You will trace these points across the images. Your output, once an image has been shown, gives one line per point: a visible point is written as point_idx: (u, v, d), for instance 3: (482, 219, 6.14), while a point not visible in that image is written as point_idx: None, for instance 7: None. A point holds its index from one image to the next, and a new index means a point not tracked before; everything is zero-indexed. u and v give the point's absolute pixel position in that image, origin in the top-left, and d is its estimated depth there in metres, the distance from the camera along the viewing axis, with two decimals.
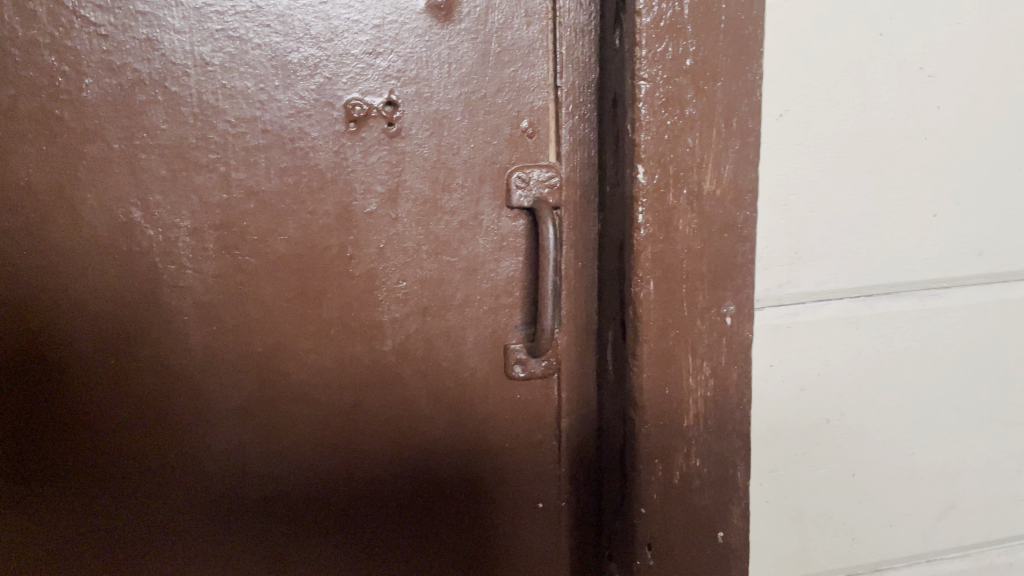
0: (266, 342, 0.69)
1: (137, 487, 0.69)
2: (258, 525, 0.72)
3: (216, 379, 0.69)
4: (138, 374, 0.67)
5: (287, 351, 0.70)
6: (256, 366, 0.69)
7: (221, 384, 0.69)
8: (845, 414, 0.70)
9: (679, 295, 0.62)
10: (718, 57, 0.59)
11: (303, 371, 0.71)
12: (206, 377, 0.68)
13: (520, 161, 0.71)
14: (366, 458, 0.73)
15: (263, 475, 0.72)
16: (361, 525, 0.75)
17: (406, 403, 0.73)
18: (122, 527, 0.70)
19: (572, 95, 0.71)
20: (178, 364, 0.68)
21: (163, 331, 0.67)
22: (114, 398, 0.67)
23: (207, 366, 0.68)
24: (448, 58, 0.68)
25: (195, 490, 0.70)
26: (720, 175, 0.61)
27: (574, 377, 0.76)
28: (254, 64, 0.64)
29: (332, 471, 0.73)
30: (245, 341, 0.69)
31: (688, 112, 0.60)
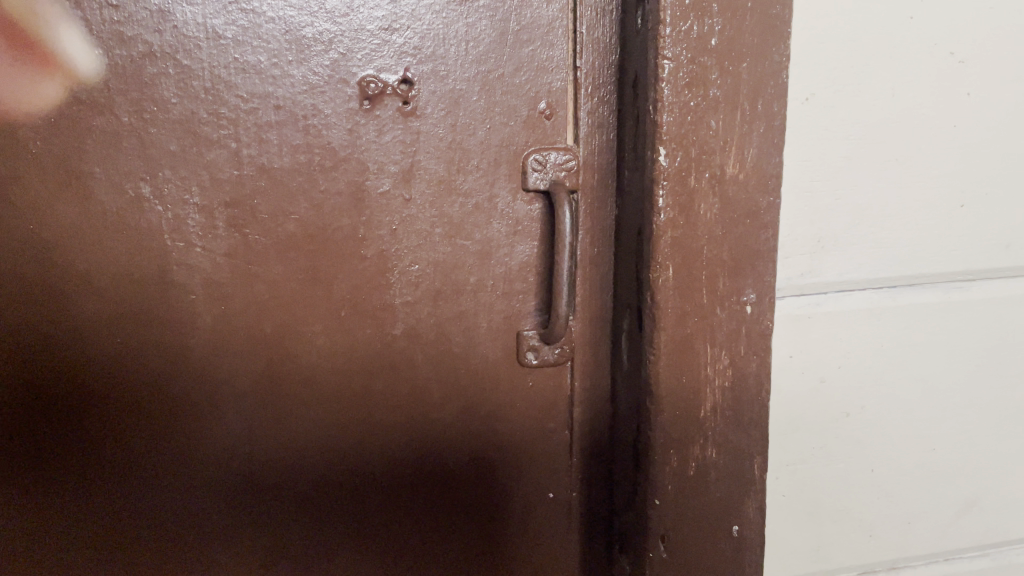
0: (275, 324, 0.68)
1: (143, 469, 0.68)
2: (265, 509, 0.71)
3: (224, 360, 0.68)
4: (145, 356, 0.66)
5: (296, 333, 0.69)
6: (264, 348, 0.68)
7: (229, 365, 0.68)
8: (865, 408, 0.69)
9: (699, 282, 0.61)
10: (744, 36, 0.58)
11: (312, 354, 0.69)
12: (214, 358, 0.67)
13: (537, 143, 0.69)
14: (375, 444, 0.72)
15: (271, 458, 0.71)
16: (369, 511, 0.74)
17: (417, 389, 0.72)
18: (129, 509, 0.69)
19: (592, 76, 0.69)
20: (186, 345, 0.67)
21: (171, 310, 0.66)
22: (122, 379, 0.66)
23: (215, 347, 0.67)
24: (466, 36, 0.66)
25: (201, 473, 0.69)
26: (744, 159, 0.60)
27: (588, 365, 0.75)
28: (267, 38, 0.62)
29: (341, 456, 0.72)
30: (254, 322, 0.68)
31: (712, 93, 0.58)
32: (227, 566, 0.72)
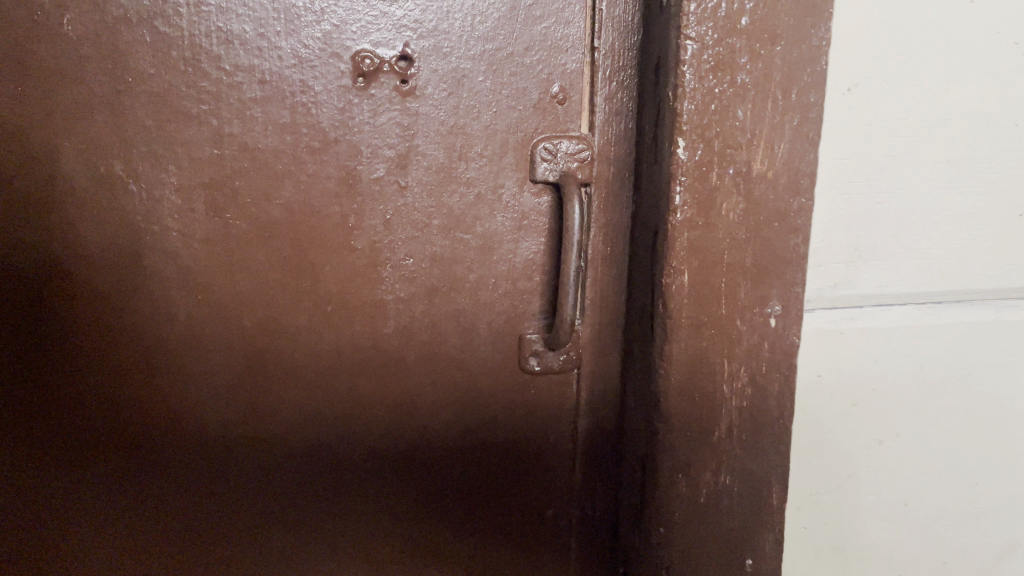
0: (256, 318, 0.63)
1: (114, 463, 0.64)
2: (244, 507, 0.67)
3: (201, 354, 0.63)
4: (117, 339, 0.61)
5: (280, 328, 0.64)
6: (243, 337, 0.63)
7: (207, 360, 0.63)
8: (900, 435, 0.62)
9: (717, 291, 0.54)
10: (780, 16, 0.51)
11: (296, 350, 0.64)
12: (191, 353, 0.63)
13: (547, 130, 0.63)
14: (362, 445, 0.67)
15: (250, 454, 0.66)
16: (354, 515, 0.69)
17: (410, 392, 0.67)
18: (97, 502, 0.64)
19: (610, 59, 0.63)
20: (162, 338, 0.62)
21: (146, 299, 0.61)
22: (94, 370, 0.62)
23: (193, 340, 0.62)
24: (473, 10, 0.60)
25: (178, 471, 0.65)
26: (774, 154, 0.53)
27: (595, 375, 0.69)
28: (253, 6, 0.57)
29: (325, 457, 0.67)
30: (234, 315, 0.63)
31: (740, 79, 0.51)
32: (202, 565, 0.68)
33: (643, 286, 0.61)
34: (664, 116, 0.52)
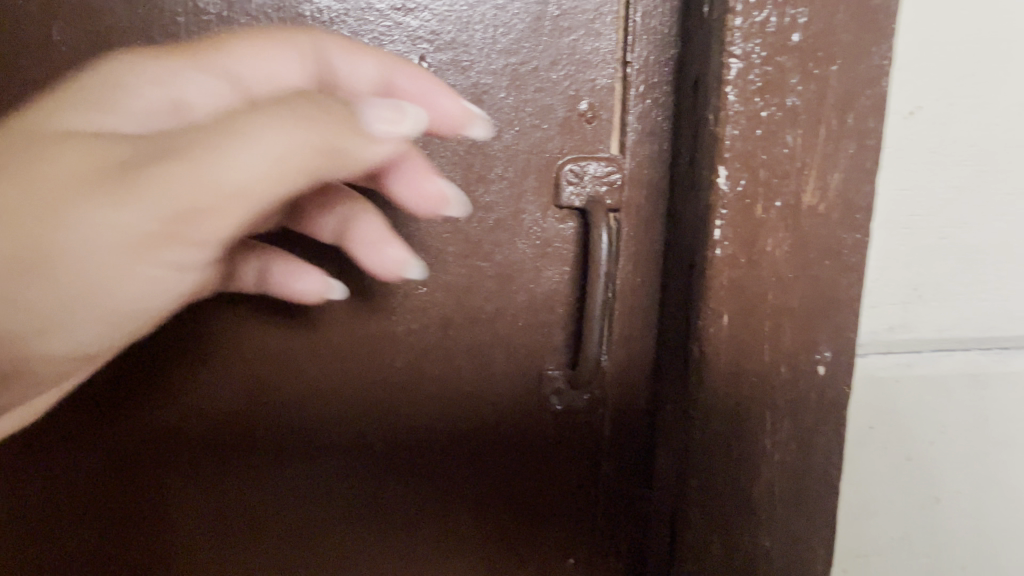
0: (298, 375, 0.61)
1: (161, 506, 0.64)
2: (280, 546, 0.66)
3: (246, 410, 0.62)
4: (140, 370, 0.60)
5: (322, 386, 0.61)
6: (236, 357, 0.60)
7: (251, 415, 0.62)
8: (960, 492, 0.56)
9: (759, 335, 0.49)
10: (837, 32, 0.45)
11: (308, 387, 0.61)
12: (236, 408, 0.62)
13: (574, 152, 0.58)
14: (373, 479, 0.64)
15: (290, 505, 0.65)
16: (361, 542, 0.66)
17: (421, 428, 0.63)
18: (144, 540, 0.65)
19: (644, 74, 0.57)
20: (209, 393, 0.61)
21: (193, 354, 0.60)
22: (141, 420, 0.61)
23: (239, 395, 0.61)
24: (495, 20, 0.56)
25: (221, 516, 0.65)
26: (826, 186, 0.47)
27: (623, 418, 0.63)
28: (257, 16, 0.54)
29: (325, 481, 0.64)
30: (277, 372, 0.61)
31: (791, 102, 0.46)
32: None
33: (677, 325, 0.56)
34: (705, 140, 0.48)
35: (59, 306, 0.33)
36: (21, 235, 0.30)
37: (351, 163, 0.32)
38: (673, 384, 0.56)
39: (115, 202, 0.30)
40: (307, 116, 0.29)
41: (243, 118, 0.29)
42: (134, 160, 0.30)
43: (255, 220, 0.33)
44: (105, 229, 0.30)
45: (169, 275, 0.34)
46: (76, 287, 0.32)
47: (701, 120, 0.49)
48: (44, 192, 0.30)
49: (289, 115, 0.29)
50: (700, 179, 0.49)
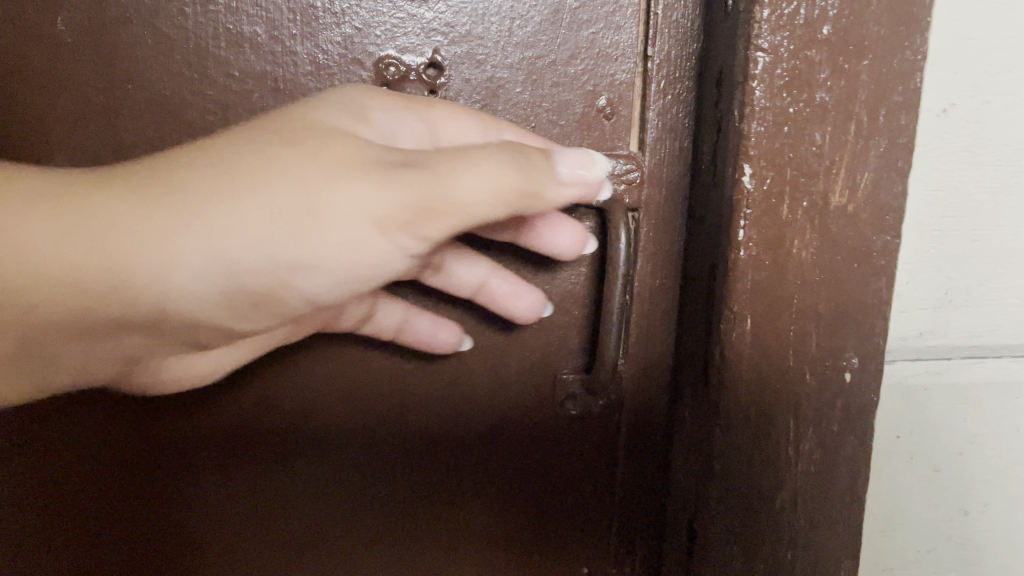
0: (357, 419, 0.61)
1: (221, 551, 0.64)
2: None
3: (308, 455, 0.61)
4: (206, 419, 0.60)
5: (382, 430, 0.61)
6: (276, 391, 0.60)
7: (313, 460, 0.62)
8: (990, 506, 0.54)
9: (784, 340, 0.47)
10: (869, 25, 0.43)
11: (347, 417, 0.61)
12: (299, 454, 0.61)
13: (592, 149, 0.57)
14: (386, 490, 0.63)
15: (344, 545, 0.64)
16: (368, 550, 0.65)
17: (433, 434, 0.61)
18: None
19: (665, 69, 0.55)
20: (272, 439, 0.61)
21: (256, 402, 0.60)
22: (207, 469, 0.61)
23: (301, 441, 0.61)
24: (512, 13, 0.54)
25: (276, 559, 0.64)
26: (856, 185, 0.45)
27: (639, 424, 0.61)
28: (266, 6, 0.52)
29: (326, 494, 0.63)
30: (338, 418, 0.60)
31: (820, 98, 0.44)
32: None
33: (698, 330, 0.54)
34: (729, 138, 0.46)
35: (298, 264, 0.39)
36: (292, 193, 0.38)
37: (547, 200, 0.41)
38: (692, 390, 0.55)
39: (377, 181, 0.38)
40: (521, 164, 0.39)
41: (478, 150, 0.39)
42: (412, 159, 0.39)
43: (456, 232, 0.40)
44: (364, 206, 0.38)
45: (391, 257, 0.41)
46: (314, 251, 0.39)
47: (725, 117, 0.47)
48: (327, 172, 0.39)
49: (509, 149, 0.39)
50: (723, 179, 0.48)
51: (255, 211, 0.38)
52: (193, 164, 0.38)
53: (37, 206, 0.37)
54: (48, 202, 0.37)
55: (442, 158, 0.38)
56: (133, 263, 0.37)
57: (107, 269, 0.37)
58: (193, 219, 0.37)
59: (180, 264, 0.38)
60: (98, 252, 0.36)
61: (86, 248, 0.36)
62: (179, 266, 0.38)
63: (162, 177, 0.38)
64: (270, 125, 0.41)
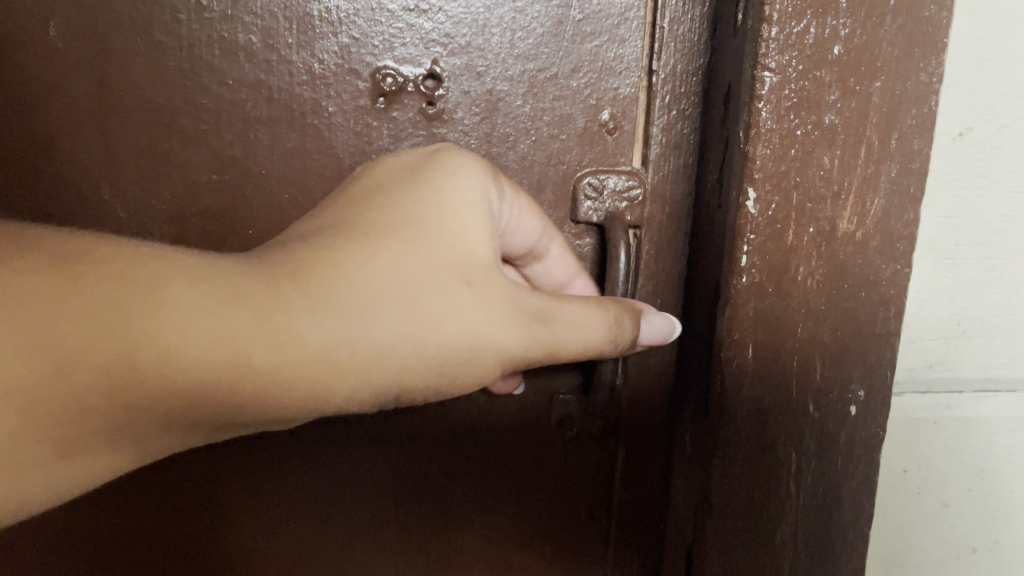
0: (416, 482, 0.61)
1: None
2: None
3: (366, 518, 0.62)
4: (278, 485, 0.60)
5: (437, 493, 0.61)
6: (352, 463, 0.60)
7: (371, 523, 0.62)
8: (999, 543, 0.52)
9: (788, 371, 0.45)
10: (881, 45, 0.41)
11: (399, 476, 0.60)
12: (358, 517, 0.61)
13: (593, 164, 0.56)
14: (378, 511, 0.61)
15: None
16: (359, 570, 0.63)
17: (433, 456, 0.60)
18: None
19: (671, 84, 0.54)
20: (335, 501, 0.61)
21: (327, 469, 0.60)
22: (271, 532, 0.61)
23: (361, 504, 0.61)
24: (514, 24, 0.53)
25: None
26: (865, 212, 0.43)
27: (639, 448, 0.59)
28: (261, 13, 0.50)
29: (294, 517, 0.61)
30: (399, 483, 0.61)
31: (828, 120, 0.42)
32: None
33: (698, 354, 0.52)
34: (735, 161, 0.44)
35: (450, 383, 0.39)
36: (456, 327, 0.38)
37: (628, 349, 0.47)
38: (692, 416, 0.53)
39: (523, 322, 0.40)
40: (627, 311, 0.45)
41: (589, 297, 0.44)
42: (544, 311, 0.41)
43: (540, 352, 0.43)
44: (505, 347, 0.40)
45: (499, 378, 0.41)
46: (475, 371, 0.40)
47: (732, 141, 0.45)
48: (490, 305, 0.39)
49: (617, 304, 0.45)
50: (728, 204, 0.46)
51: (437, 338, 0.38)
52: (389, 271, 0.38)
53: (238, 315, 0.34)
54: (236, 315, 0.34)
55: (573, 313, 0.42)
56: (324, 379, 0.35)
57: (299, 379, 0.35)
58: (394, 338, 0.37)
59: (369, 376, 0.37)
60: (306, 367, 0.35)
61: (298, 363, 0.35)
62: (334, 380, 0.36)
63: (348, 278, 0.37)
64: (452, 218, 0.41)
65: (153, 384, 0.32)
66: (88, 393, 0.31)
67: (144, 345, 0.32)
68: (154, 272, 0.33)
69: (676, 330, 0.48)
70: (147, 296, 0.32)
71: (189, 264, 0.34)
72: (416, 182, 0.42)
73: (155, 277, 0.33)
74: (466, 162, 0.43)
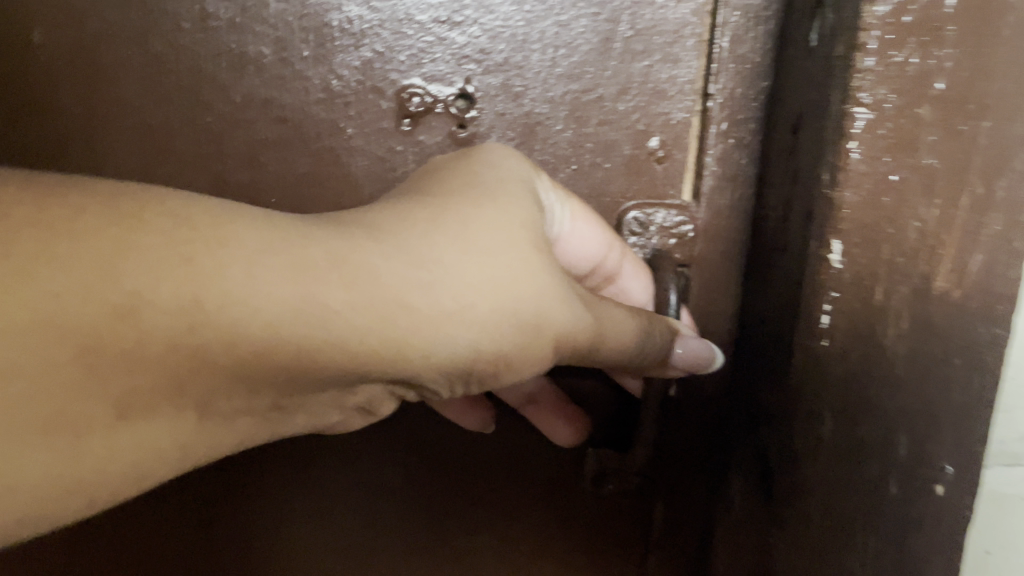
0: (448, 518, 0.56)
1: None
2: None
3: (393, 548, 0.57)
4: (311, 503, 0.57)
5: (467, 531, 0.56)
6: (388, 486, 0.56)
7: (400, 554, 0.57)
8: None
9: (866, 441, 0.38)
10: (997, 78, 0.33)
11: (433, 512, 0.56)
12: (388, 546, 0.57)
13: (638, 196, 0.50)
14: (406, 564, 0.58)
15: None
16: None
17: (466, 506, 0.56)
18: None
19: (728, 109, 0.48)
20: (366, 525, 0.57)
21: (360, 489, 0.56)
22: (300, 553, 0.58)
23: (392, 534, 0.57)
24: (556, 40, 0.47)
25: None
26: (967, 274, 0.35)
27: (679, 508, 0.53)
28: (274, 23, 0.45)
29: (326, 540, 0.58)
30: (432, 513, 0.56)
31: (928, 163, 0.35)
32: None
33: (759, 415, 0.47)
34: (818, 209, 0.38)
35: (509, 366, 0.36)
36: (528, 299, 0.36)
37: (657, 371, 0.47)
38: (746, 480, 0.48)
39: (574, 307, 0.38)
40: (659, 317, 0.46)
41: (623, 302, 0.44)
42: (593, 305, 0.41)
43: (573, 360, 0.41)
44: (557, 333, 0.38)
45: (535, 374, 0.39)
46: (531, 354, 0.37)
47: (810, 185, 0.40)
48: (550, 285, 0.37)
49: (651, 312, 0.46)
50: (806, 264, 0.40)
51: (507, 313, 0.35)
52: (465, 232, 0.35)
53: (306, 257, 0.30)
54: (306, 258, 0.30)
55: (609, 314, 0.42)
56: (400, 329, 0.32)
57: (371, 326, 0.31)
58: (469, 298, 0.33)
59: (441, 347, 0.33)
60: (378, 311, 0.31)
61: (371, 308, 0.31)
62: (410, 347, 0.32)
63: (422, 236, 0.34)
64: (509, 184, 0.40)
65: (218, 343, 0.27)
66: (149, 352, 0.26)
67: (191, 294, 0.27)
68: (189, 216, 0.28)
69: (719, 362, 0.49)
70: (209, 239, 0.28)
71: (235, 207, 0.30)
72: (466, 157, 0.41)
73: (212, 220, 0.29)
74: (507, 153, 0.43)
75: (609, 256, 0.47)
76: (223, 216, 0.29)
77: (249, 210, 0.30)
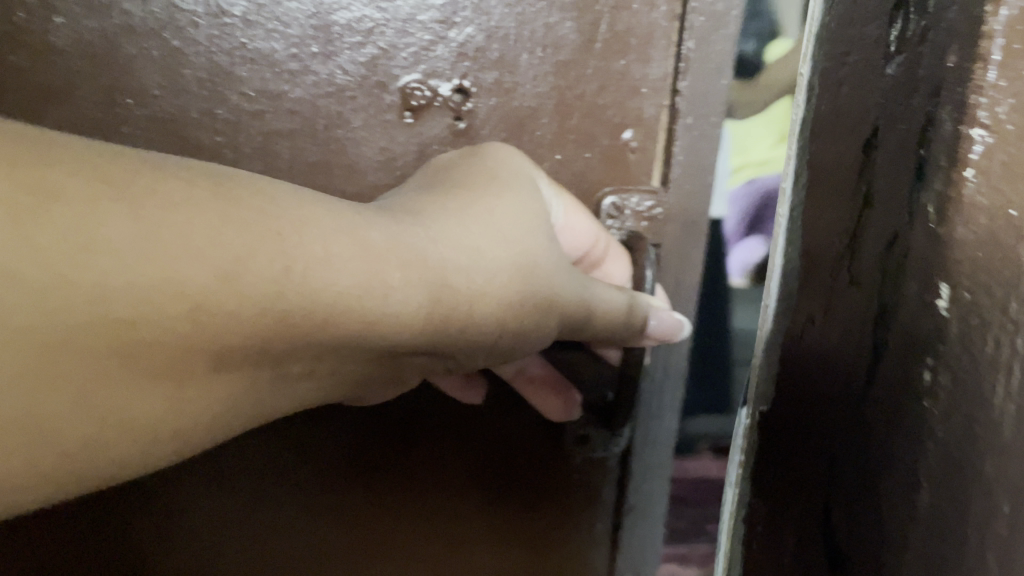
0: (448, 467, 0.60)
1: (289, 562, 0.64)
2: None
3: (396, 492, 0.61)
4: (332, 455, 0.60)
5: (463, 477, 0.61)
6: (403, 441, 0.59)
7: (403, 496, 0.62)
8: None
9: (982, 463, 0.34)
10: None
11: (440, 461, 0.60)
12: (393, 491, 0.61)
13: (615, 182, 0.55)
14: (400, 505, 0.62)
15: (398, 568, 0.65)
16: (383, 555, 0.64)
17: (461, 457, 0.60)
18: None
19: (693, 105, 0.52)
20: (375, 474, 0.60)
21: (374, 444, 0.59)
22: (314, 497, 0.61)
23: (398, 481, 0.61)
24: (543, 40, 0.50)
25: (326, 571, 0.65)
26: None
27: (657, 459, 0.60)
28: (287, 20, 0.48)
29: (334, 487, 0.61)
30: (435, 462, 0.60)
31: None
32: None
33: (824, 435, 0.49)
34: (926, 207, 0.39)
35: (523, 332, 0.42)
36: (541, 275, 0.41)
37: (634, 341, 0.52)
38: (818, 489, 0.50)
39: (571, 280, 0.44)
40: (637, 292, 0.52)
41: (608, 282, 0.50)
42: (586, 282, 0.46)
43: (569, 329, 0.46)
44: (557, 305, 0.43)
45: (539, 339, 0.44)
46: (544, 319, 0.42)
47: (914, 212, 0.42)
48: (554, 263, 0.43)
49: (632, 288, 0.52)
50: (902, 287, 0.42)
51: (524, 284, 0.40)
52: (489, 219, 0.40)
53: (371, 241, 0.34)
54: (370, 238, 0.34)
55: (601, 290, 0.47)
56: (442, 300, 0.36)
57: (421, 300, 0.35)
58: (495, 273, 0.38)
59: (472, 315, 0.38)
60: (427, 287, 0.35)
61: (424, 283, 0.35)
62: (448, 315, 0.37)
63: (456, 220, 0.39)
64: (519, 177, 0.45)
65: (300, 307, 0.31)
66: (246, 313, 0.30)
67: (282, 263, 0.30)
68: (276, 200, 0.32)
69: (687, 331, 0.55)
70: (295, 218, 0.32)
71: (309, 195, 0.34)
72: (474, 154, 0.47)
73: (294, 202, 0.33)
74: (513, 152, 0.48)
75: (604, 241, 0.52)
76: (302, 202, 0.33)
77: (318, 197, 0.35)
